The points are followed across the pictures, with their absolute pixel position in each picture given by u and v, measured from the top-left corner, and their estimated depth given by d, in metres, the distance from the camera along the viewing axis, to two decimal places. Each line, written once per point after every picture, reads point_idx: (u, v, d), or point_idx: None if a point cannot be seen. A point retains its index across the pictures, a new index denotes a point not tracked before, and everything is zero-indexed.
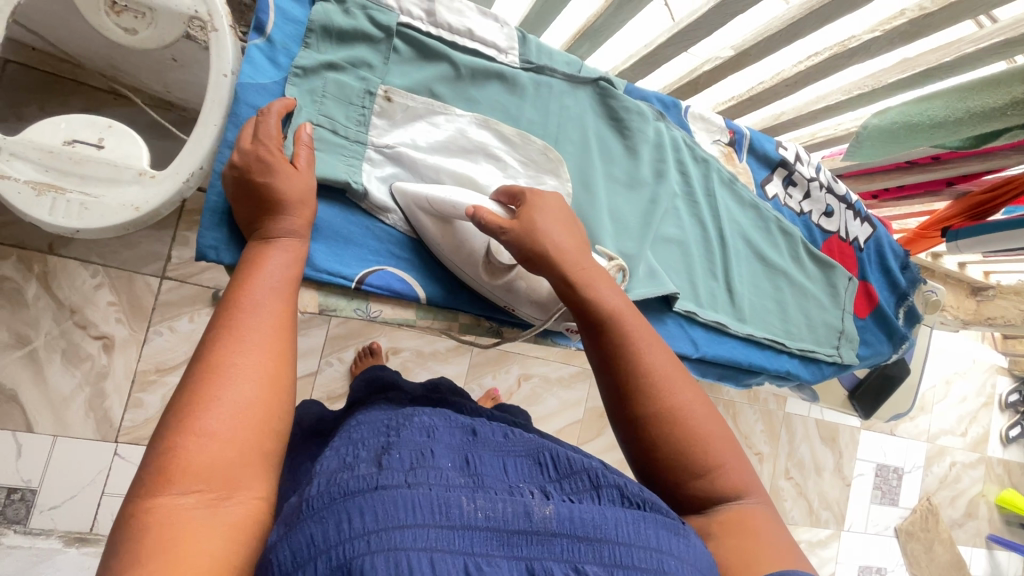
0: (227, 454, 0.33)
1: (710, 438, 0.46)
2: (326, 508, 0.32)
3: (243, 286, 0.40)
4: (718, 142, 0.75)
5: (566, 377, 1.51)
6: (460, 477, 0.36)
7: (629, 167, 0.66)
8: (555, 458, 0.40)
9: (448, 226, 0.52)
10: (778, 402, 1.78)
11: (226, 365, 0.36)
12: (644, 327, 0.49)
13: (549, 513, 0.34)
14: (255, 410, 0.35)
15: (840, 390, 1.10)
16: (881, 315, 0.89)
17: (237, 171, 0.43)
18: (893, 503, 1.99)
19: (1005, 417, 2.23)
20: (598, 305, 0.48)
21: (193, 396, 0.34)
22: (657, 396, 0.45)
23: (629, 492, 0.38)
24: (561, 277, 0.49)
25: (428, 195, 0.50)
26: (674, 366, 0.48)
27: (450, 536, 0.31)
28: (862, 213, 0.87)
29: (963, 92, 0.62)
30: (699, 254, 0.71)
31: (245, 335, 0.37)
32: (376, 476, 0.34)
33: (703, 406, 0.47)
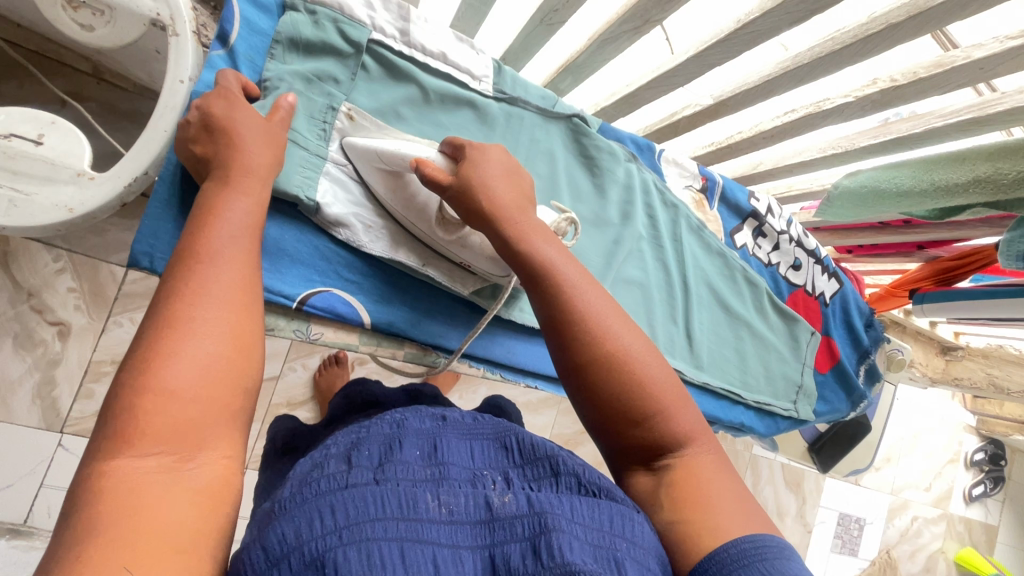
0: (192, 414, 0.31)
1: (652, 385, 0.42)
2: (295, 503, 0.30)
3: (201, 234, 0.37)
4: (690, 188, 0.75)
5: (534, 402, 1.50)
6: (425, 469, 0.34)
7: (596, 205, 0.66)
8: (520, 442, 0.38)
9: (398, 180, 0.50)
10: (745, 444, 1.78)
11: (187, 318, 0.33)
12: (580, 270, 0.46)
13: (509, 501, 0.33)
14: (221, 365, 0.33)
15: (800, 442, 1.10)
16: (842, 371, 0.89)
17: (201, 125, 0.42)
18: (853, 553, 1.99)
19: (969, 474, 2.24)
20: (530, 253, 0.45)
21: (148, 353, 0.31)
22: (595, 343, 0.43)
23: (586, 480, 0.35)
24: (495, 227, 0.46)
25: (376, 147, 0.48)
26: (612, 309, 0.45)
27: (418, 530, 0.30)
28: (830, 268, 0.87)
29: (928, 164, 0.62)
30: (660, 298, 0.71)
31: (205, 289, 0.34)
32: (347, 473, 0.32)
33: (646, 346, 0.44)
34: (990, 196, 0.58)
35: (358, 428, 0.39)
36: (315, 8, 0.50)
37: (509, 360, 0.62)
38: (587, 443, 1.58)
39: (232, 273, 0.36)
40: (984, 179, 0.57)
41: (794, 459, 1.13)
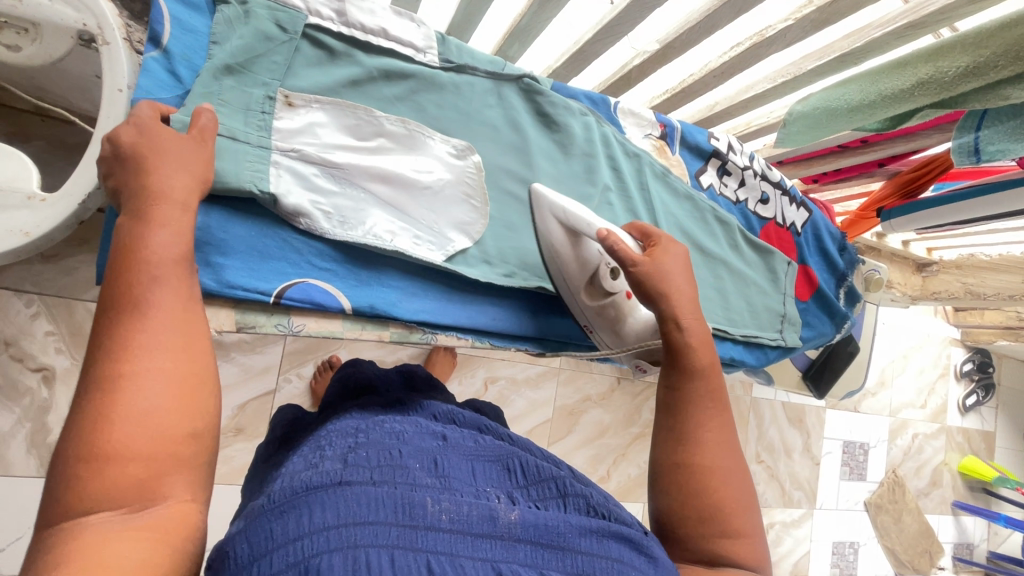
0: (141, 468, 0.32)
1: (736, 507, 0.50)
2: (288, 504, 0.34)
3: (126, 274, 0.36)
4: (650, 136, 0.76)
5: (533, 377, 1.53)
6: (428, 479, 0.39)
7: (560, 162, 0.67)
8: (524, 465, 0.44)
9: (576, 239, 0.63)
10: (744, 388, 1.82)
11: (125, 377, 0.33)
12: (723, 393, 0.56)
13: (514, 519, 0.37)
14: (166, 419, 0.34)
15: (793, 372, 1.13)
16: (823, 297, 0.91)
17: (112, 146, 0.40)
18: (862, 478, 2.05)
19: (961, 386, 2.31)
20: (695, 356, 0.56)
21: (98, 410, 0.32)
22: (710, 449, 0.52)
23: (593, 502, 0.42)
24: (672, 318, 0.57)
25: (568, 209, 0.61)
26: (729, 436, 0.54)
27: (413, 534, 0.34)
28: (798, 198, 0.89)
29: (874, 76, 0.66)
30: None
31: (144, 341, 0.35)
32: (340, 472, 0.37)
33: (742, 478, 0.52)
34: (934, 97, 0.61)
35: (357, 437, 0.43)
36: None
37: (498, 325, 0.62)
38: (590, 411, 1.60)
39: (175, 321, 0.36)
40: (924, 81, 0.60)
41: (789, 390, 1.16)
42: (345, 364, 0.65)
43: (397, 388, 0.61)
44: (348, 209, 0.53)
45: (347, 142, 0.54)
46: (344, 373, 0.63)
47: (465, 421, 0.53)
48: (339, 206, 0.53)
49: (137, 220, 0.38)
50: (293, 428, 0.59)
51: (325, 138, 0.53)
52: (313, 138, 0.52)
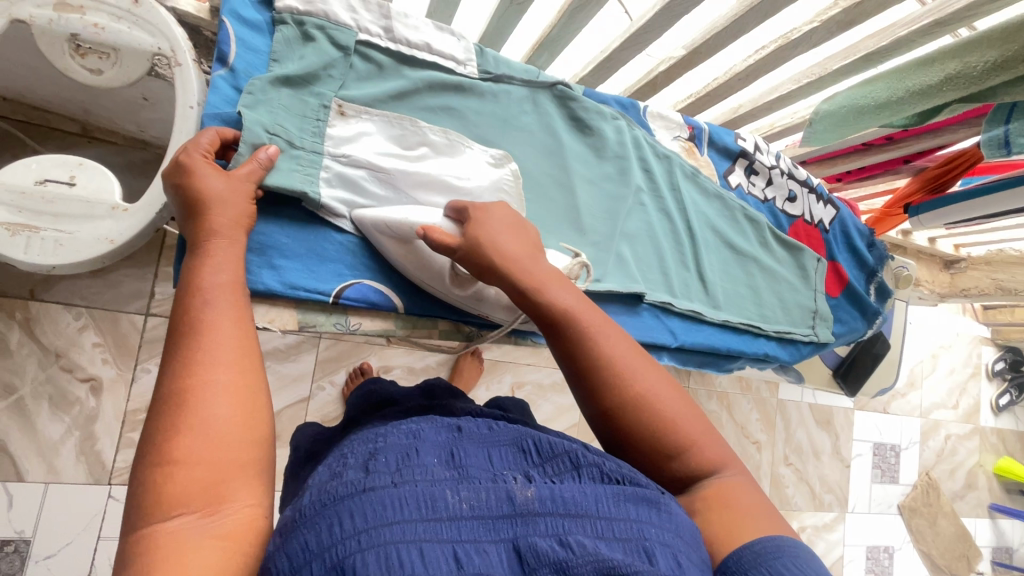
0: (206, 470, 0.33)
1: (680, 422, 0.46)
2: (318, 514, 0.33)
3: (190, 299, 0.39)
4: (678, 138, 0.78)
5: (559, 382, 1.54)
6: (444, 471, 0.36)
7: (594, 165, 0.69)
8: (538, 444, 0.40)
9: (410, 247, 0.52)
10: (770, 390, 1.81)
11: (196, 384, 0.35)
12: (601, 318, 0.49)
13: (531, 495, 0.35)
14: (231, 421, 0.35)
15: (824, 369, 1.12)
16: (853, 292, 0.92)
17: (170, 178, 0.43)
18: (894, 481, 2.01)
19: (993, 386, 2.26)
20: (551, 304, 0.48)
21: (170, 424, 0.33)
22: (618, 384, 0.46)
23: (608, 469, 0.38)
24: (513, 282, 0.49)
25: (385, 220, 0.52)
26: (635, 354, 0.48)
27: (437, 528, 0.32)
28: (824, 196, 0.90)
29: (901, 72, 0.67)
30: (669, 247, 0.73)
31: (209, 350, 0.36)
32: (363, 479, 0.34)
33: (669, 389, 0.47)
34: (963, 92, 0.63)
35: (374, 442, 0.39)
36: (303, 18, 0.52)
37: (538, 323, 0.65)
38: None
39: (229, 336, 0.38)
40: (953, 76, 0.62)
41: (820, 388, 1.15)
42: (368, 382, 0.70)
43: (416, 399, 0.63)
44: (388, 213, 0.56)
45: (390, 150, 0.56)
46: (366, 391, 0.69)
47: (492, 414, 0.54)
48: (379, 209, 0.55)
49: (197, 256, 0.41)
50: (318, 443, 0.61)
51: (374, 146, 0.55)
52: (364, 146, 0.54)
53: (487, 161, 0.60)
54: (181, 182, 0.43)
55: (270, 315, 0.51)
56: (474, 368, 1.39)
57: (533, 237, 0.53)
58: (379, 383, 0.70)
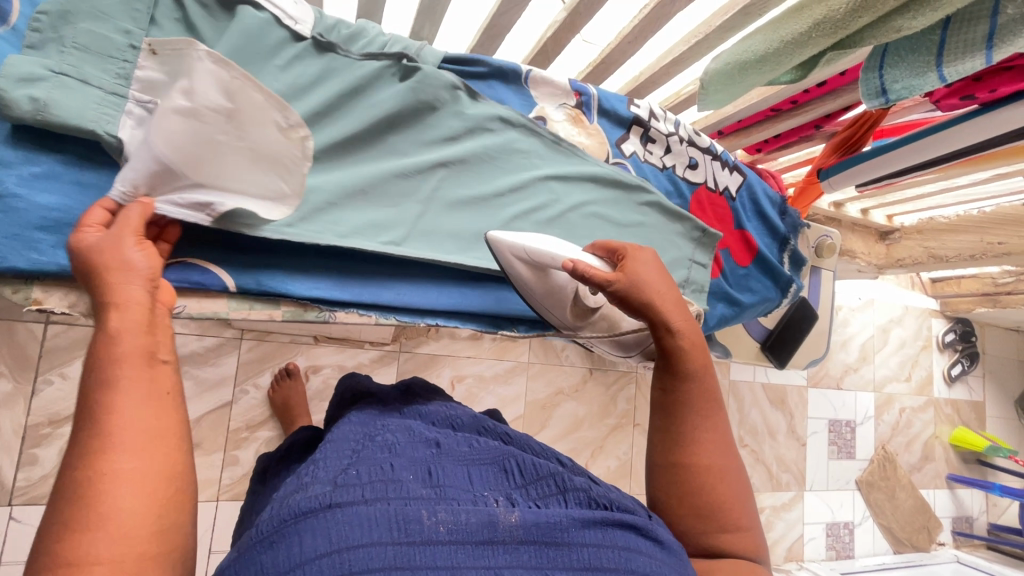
0: (124, 567, 0.31)
1: (733, 498, 0.54)
2: (276, 532, 0.34)
3: (95, 384, 0.36)
4: (564, 106, 0.75)
5: (502, 373, 1.51)
6: (423, 489, 0.39)
7: (461, 139, 0.65)
8: (519, 465, 0.44)
9: (541, 272, 0.64)
10: (721, 371, 1.81)
11: (106, 477, 0.33)
12: (713, 385, 0.58)
13: (515, 521, 0.38)
14: (148, 505, 0.33)
15: (751, 342, 1.11)
16: (763, 260, 0.90)
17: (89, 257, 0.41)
18: (851, 456, 2.02)
19: (945, 357, 2.29)
20: (682, 354, 0.57)
21: (73, 524, 0.31)
22: (698, 447, 0.55)
23: (595, 495, 0.43)
24: (657, 323, 0.58)
25: (528, 247, 0.62)
26: (718, 431, 0.57)
27: (409, 552, 0.34)
28: (729, 162, 0.88)
29: (775, 24, 0.65)
30: (549, 219, 0.72)
31: (117, 440, 0.34)
32: (330, 493, 0.36)
33: (736, 468, 0.56)
34: (832, 38, 0.60)
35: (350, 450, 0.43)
36: None
37: (402, 302, 0.61)
38: (564, 403, 1.58)
39: (138, 414, 0.36)
40: (821, 21, 0.59)
41: (751, 362, 1.14)
42: (348, 376, 0.68)
43: (394, 397, 0.61)
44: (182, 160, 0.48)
45: (196, 84, 0.48)
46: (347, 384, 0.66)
47: (460, 424, 0.52)
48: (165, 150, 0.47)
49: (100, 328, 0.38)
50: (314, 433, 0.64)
51: None
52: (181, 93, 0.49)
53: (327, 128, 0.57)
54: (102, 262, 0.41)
55: (71, 299, 0.47)
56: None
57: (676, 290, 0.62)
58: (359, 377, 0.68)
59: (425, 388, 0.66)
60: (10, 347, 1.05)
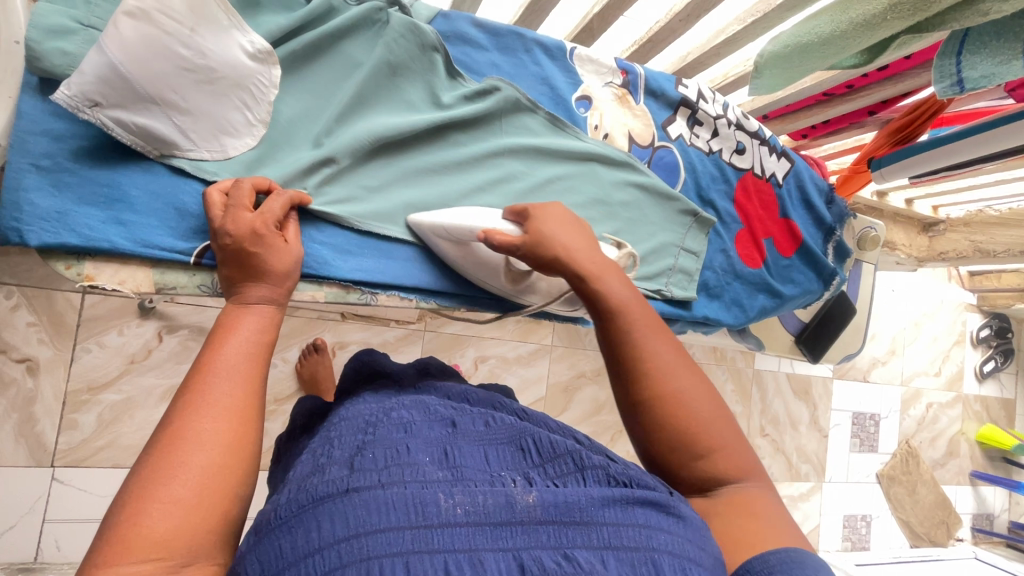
0: (190, 517, 0.34)
1: (706, 425, 0.46)
2: (295, 517, 0.35)
3: (213, 349, 0.42)
4: (609, 85, 0.73)
5: (525, 355, 1.51)
6: (438, 471, 0.39)
7: (488, 113, 0.62)
8: (537, 443, 0.44)
9: (466, 248, 0.56)
10: (746, 360, 1.78)
11: (188, 433, 0.37)
12: (650, 315, 0.50)
13: (533, 501, 0.37)
14: (220, 461, 0.37)
15: (786, 336, 1.08)
16: (807, 251, 0.86)
17: (232, 242, 0.45)
18: (872, 449, 2.00)
19: (978, 353, 2.23)
20: (604, 298, 0.50)
21: (158, 466, 0.36)
22: (654, 382, 0.47)
23: (613, 472, 0.41)
24: (572, 273, 0.51)
25: (444, 223, 0.55)
26: (680, 358, 0.49)
27: (427, 534, 0.34)
28: (777, 148, 0.84)
29: (843, 4, 0.60)
30: (590, 203, 0.68)
31: (208, 399, 0.39)
32: (347, 479, 0.36)
33: (705, 390, 0.48)
34: (908, 20, 0.56)
35: (366, 433, 0.44)
36: None
37: (444, 286, 0.60)
38: (585, 387, 1.58)
39: (230, 385, 0.41)
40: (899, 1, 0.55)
41: (783, 355, 1.11)
42: (361, 352, 0.66)
43: (411, 376, 0.62)
44: (184, 117, 0.46)
45: (206, 42, 0.45)
46: (361, 361, 0.64)
47: (477, 399, 0.53)
48: (169, 107, 0.45)
49: (225, 320, 0.44)
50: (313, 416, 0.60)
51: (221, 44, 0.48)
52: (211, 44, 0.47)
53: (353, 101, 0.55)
54: (255, 251, 0.46)
55: (120, 276, 0.46)
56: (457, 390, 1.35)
57: (591, 234, 0.55)
58: (375, 354, 0.66)
59: (440, 366, 0.68)
60: (50, 314, 1.08)
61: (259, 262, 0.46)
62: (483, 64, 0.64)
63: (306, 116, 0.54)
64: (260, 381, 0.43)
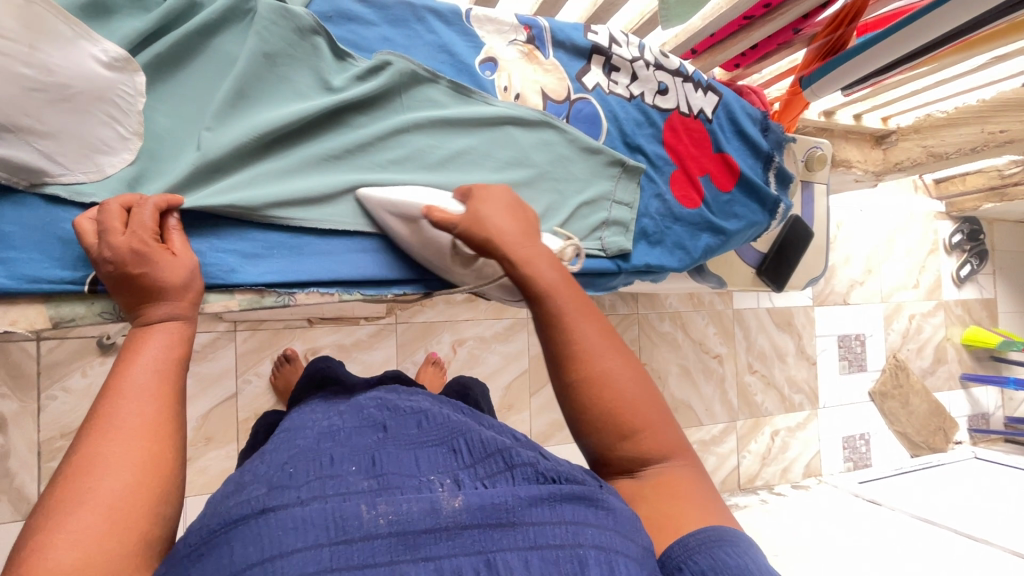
0: (101, 543, 0.33)
1: (633, 403, 0.47)
2: (206, 543, 0.35)
3: (119, 371, 0.41)
4: (513, 42, 0.70)
5: (501, 332, 1.51)
6: (363, 481, 0.39)
7: (386, 92, 0.60)
8: (468, 444, 0.44)
9: (412, 226, 0.56)
10: (724, 302, 1.79)
11: (96, 458, 0.36)
12: (586, 300, 0.51)
13: (458, 506, 0.37)
14: (134, 484, 0.36)
15: (745, 269, 1.08)
16: (747, 182, 0.85)
17: (112, 267, 0.43)
18: (862, 369, 2.03)
19: (954, 259, 2.25)
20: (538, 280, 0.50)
21: (65, 496, 0.35)
22: (589, 361, 0.48)
23: (542, 469, 0.41)
24: (504, 255, 0.52)
25: (390, 197, 0.55)
26: (611, 340, 0.49)
27: (346, 550, 0.34)
28: (701, 83, 0.82)
29: None
30: (509, 168, 0.66)
31: (114, 422, 0.38)
32: (264, 497, 0.36)
33: (634, 372, 0.48)
34: None
35: (291, 444, 0.43)
36: None
37: (367, 275, 0.58)
38: None
39: (140, 405, 0.39)
40: None
41: (747, 289, 1.12)
42: (315, 363, 0.68)
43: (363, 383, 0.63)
44: (48, 141, 0.44)
45: (51, 58, 0.43)
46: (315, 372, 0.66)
47: (416, 399, 0.53)
48: (26, 133, 0.43)
49: (129, 343, 0.43)
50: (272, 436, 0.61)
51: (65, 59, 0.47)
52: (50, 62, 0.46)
53: (235, 100, 0.53)
54: (142, 271, 0.44)
55: (11, 316, 0.45)
56: (436, 376, 1.35)
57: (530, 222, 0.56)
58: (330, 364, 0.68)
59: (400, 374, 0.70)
60: (8, 367, 1.06)
61: (148, 281, 0.44)
62: (374, 40, 0.62)
63: (186, 122, 0.52)
64: (176, 397, 0.42)
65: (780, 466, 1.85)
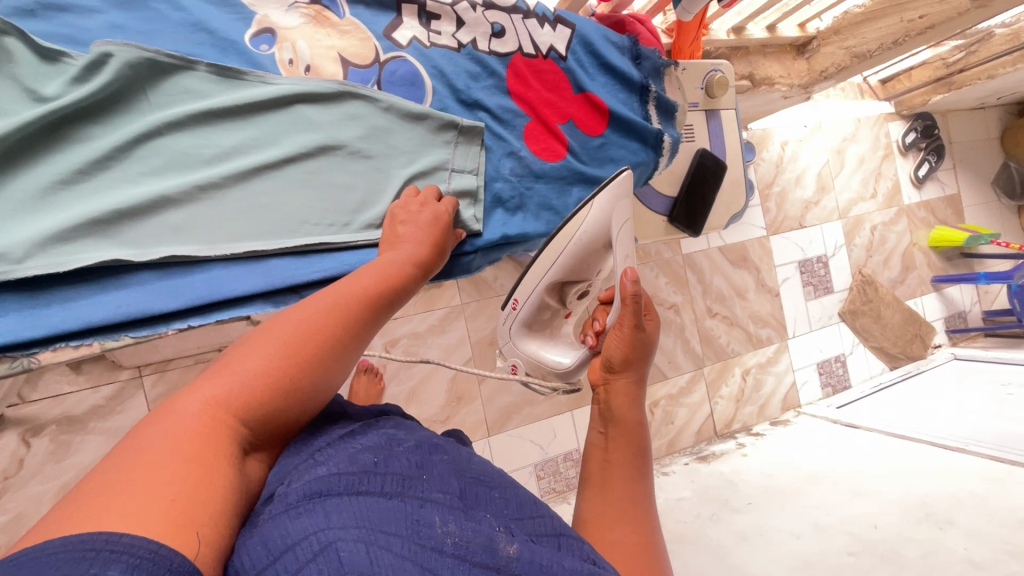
0: (186, 435, 0.34)
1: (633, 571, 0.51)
2: (305, 501, 0.35)
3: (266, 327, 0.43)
4: (294, 6, 0.59)
5: (437, 323, 1.42)
6: (440, 497, 0.40)
7: (122, 92, 0.50)
8: (521, 500, 0.45)
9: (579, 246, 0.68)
10: (673, 249, 1.70)
11: (223, 368, 0.39)
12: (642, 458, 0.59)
13: (513, 553, 0.38)
14: (229, 402, 0.37)
15: (656, 219, 1.00)
16: (620, 122, 0.76)
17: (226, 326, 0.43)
18: (828, 291, 1.96)
19: (910, 160, 2.15)
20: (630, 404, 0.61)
21: (193, 388, 0.37)
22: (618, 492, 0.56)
23: (583, 547, 0.43)
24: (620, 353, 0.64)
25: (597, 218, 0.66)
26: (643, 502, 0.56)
27: (421, 550, 0.35)
28: (548, 16, 0.72)
29: None
30: (308, 154, 0.57)
31: (249, 350, 0.40)
32: (361, 483, 0.38)
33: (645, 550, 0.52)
34: None
35: (362, 443, 0.43)
36: None
37: (134, 313, 0.48)
38: None
39: (276, 345, 0.41)
40: None
41: (663, 238, 1.04)
42: None
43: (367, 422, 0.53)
44: None
45: None
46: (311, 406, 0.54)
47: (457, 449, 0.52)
48: None
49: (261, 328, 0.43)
50: None
51: None
52: None
53: None
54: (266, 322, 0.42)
55: None
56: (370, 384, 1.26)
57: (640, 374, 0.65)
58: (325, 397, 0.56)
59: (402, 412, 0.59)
60: None
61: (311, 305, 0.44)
62: (97, 30, 0.51)
63: None
64: (309, 357, 0.41)
65: (756, 405, 1.80)
